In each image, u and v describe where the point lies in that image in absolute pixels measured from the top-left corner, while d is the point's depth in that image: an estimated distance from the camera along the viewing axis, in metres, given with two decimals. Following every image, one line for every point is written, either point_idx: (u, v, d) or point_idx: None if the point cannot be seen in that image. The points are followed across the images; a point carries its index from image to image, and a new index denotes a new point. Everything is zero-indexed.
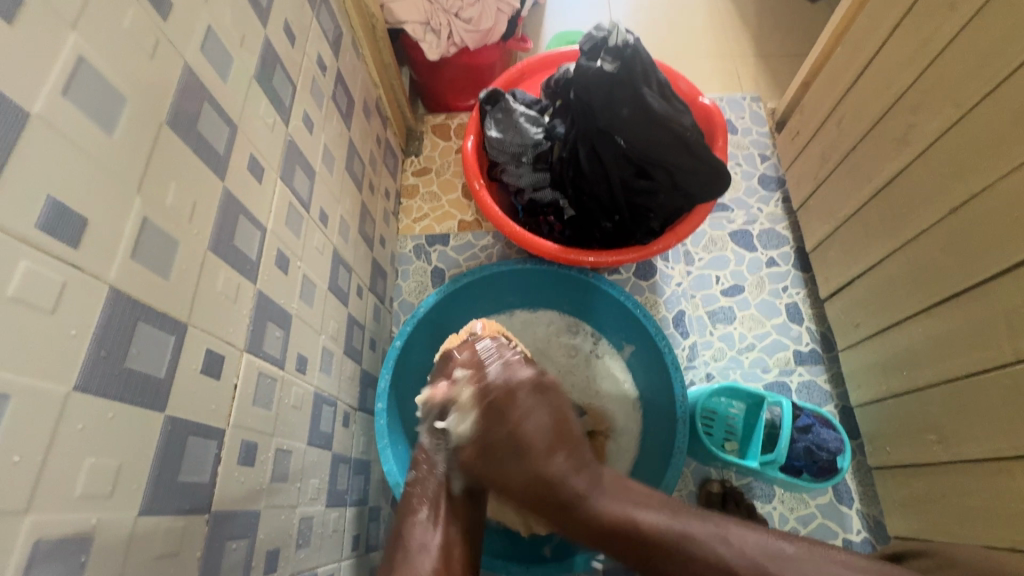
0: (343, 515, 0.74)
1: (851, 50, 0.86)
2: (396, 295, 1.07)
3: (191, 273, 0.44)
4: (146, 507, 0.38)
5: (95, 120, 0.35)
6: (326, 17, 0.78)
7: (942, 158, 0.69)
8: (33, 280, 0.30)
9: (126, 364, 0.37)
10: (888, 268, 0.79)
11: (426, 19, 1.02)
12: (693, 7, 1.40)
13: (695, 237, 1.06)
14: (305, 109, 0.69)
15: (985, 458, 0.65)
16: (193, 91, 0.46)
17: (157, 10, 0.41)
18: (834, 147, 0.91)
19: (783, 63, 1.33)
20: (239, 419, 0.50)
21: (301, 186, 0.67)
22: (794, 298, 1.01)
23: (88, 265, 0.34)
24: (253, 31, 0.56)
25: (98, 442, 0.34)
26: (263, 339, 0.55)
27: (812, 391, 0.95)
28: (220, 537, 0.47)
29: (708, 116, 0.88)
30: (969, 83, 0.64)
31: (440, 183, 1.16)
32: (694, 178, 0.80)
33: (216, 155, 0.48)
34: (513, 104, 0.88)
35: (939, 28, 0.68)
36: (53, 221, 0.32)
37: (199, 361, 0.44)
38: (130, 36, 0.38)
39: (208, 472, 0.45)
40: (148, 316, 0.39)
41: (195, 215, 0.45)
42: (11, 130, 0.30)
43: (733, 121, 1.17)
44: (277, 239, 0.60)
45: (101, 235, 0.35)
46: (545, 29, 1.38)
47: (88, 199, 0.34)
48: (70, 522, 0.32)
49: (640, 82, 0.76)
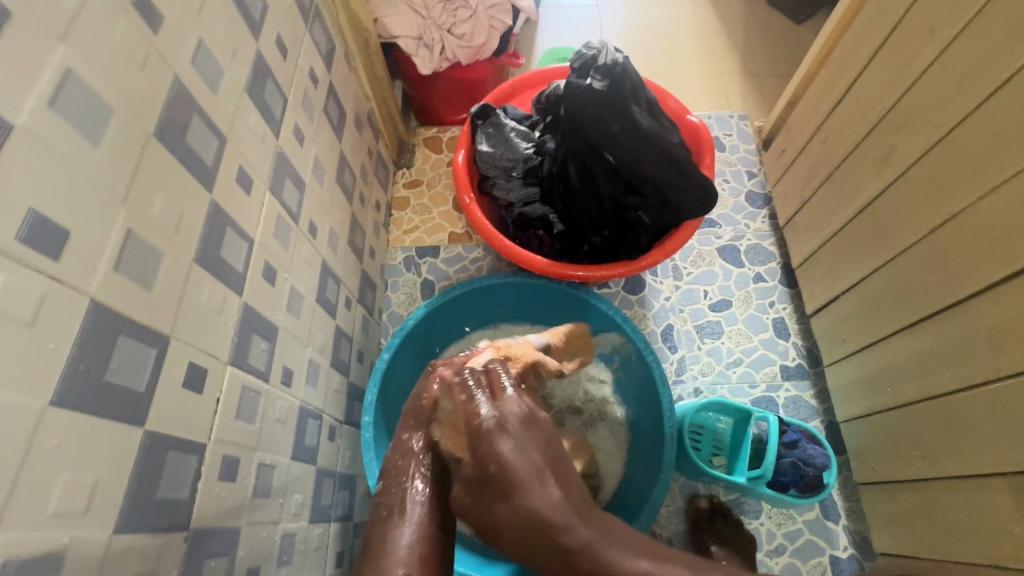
0: (327, 531, 0.73)
1: (834, 72, 0.88)
2: (386, 307, 1.07)
3: (175, 285, 0.44)
4: (122, 524, 0.37)
5: (80, 129, 0.35)
6: (319, 31, 0.78)
7: (923, 179, 0.70)
8: (12, 292, 0.30)
9: (106, 378, 0.36)
10: (871, 285, 0.81)
11: (419, 34, 1.03)
12: (681, 27, 1.43)
13: (684, 252, 1.07)
14: (296, 121, 0.70)
15: (967, 474, 0.66)
16: (182, 103, 0.46)
17: (148, 22, 0.41)
18: (818, 166, 0.92)
19: (770, 82, 1.35)
20: (221, 433, 0.49)
21: (291, 198, 0.67)
22: (780, 313, 1.02)
23: (69, 277, 0.33)
24: (245, 44, 0.56)
25: (74, 458, 0.33)
26: (248, 352, 0.55)
27: (798, 406, 0.95)
28: (199, 555, 0.45)
29: (696, 133, 0.89)
30: (948, 107, 0.66)
31: (431, 196, 1.17)
32: (683, 194, 0.80)
33: (204, 166, 0.48)
34: (505, 119, 0.89)
35: (918, 53, 0.70)
36: (35, 233, 0.31)
37: (181, 375, 0.44)
38: (119, 48, 0.38)
39: (187, 488, 0.44)
40: (129, 328, 0.38)
41: (181, 227, 0.45)
42: None
43: (721, 139, 1.19)
44: (265, 251, 0.59)
45: (84, 248, 0.35)
46: (537, 46, 1.40)
47: (69, 209, 0.34)
48: (42, 541, 0.31)
49: (629, 100, 0.77)
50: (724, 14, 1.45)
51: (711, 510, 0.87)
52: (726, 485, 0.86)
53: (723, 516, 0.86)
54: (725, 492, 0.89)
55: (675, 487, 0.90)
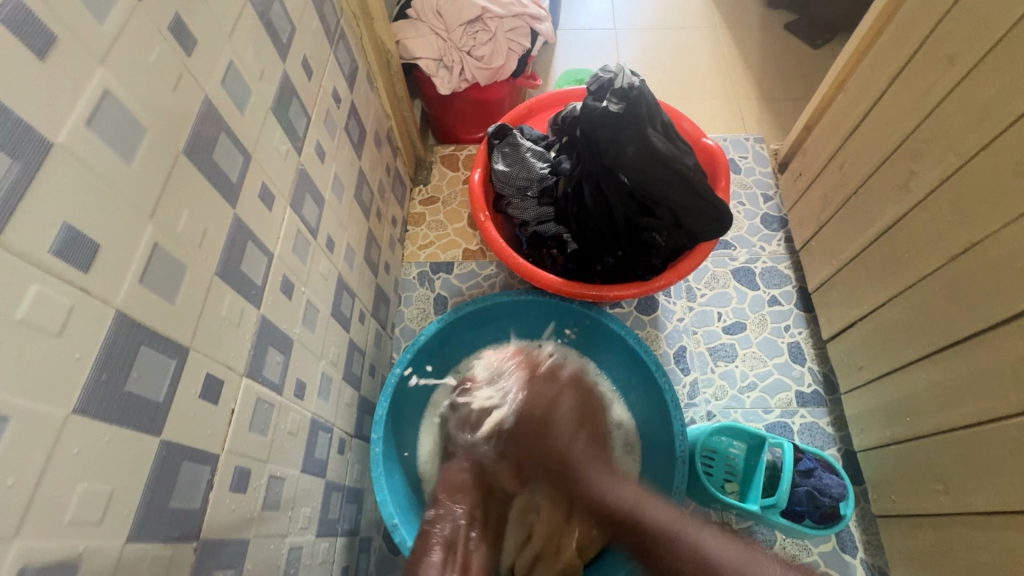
0: (333, 547, 0.73)
1: (851, 98, 0.88)
2: (398, 321, 1.07)
3: (197, 297, 0.45)
4: (135, 533, 0.37)
5: (114, 148, 0.36)
6: (344, 53, 0.81)
7: (942, 206, 0.70)
8: (43, 302, 0.31)
9: (125, 388, 0.37)
10: (888, 312, 0.79)
11: (440, 56, 1.06)
12: (698, 51, 1.45)
13: (698, 273, 1.07)
14: (318, 139, 0.72)
15: (992, 512, 0.63)
16: (211, 123, 0.48)
17: (182, 46, 0.43)
18: (835, 191, 0.92)
19: (786, 105, 1.36)
20: (235, 444, 0.50)
21: (310, 213, 0.69)
22: (796, 337, 1.01)
23: (95, 289, 0.34)
24: (272, 66, 0.59)
25: (92, 466, 0.34)
26: (263, 364, 0.56)
27: (814, 433, 0.93)
28: (208, 566, 0.46)
29: (711, 156, 0.89)
30: (968, 134, 0.66)
31: (446, 212, 1.18)
32: (697, 217, 0.80)
33: (229, 182, 0.50)
34: (521, 139, 0.91)
35: (936, 80, 0.70)
36: (67, 246, 0.32)
37: (198, 386, 0.45)
38: (155, 70, 0.40)
39: (199, 498, 0.44)
40: (150, 340, 0.39)
41: (205, 242, 0.46)
42: (33, 159, 0.31)
43: (736, 161, 1.20)
44: (283, 265, 0.61)
45: (113, 260, 0.36)
46: (554, 67, 1.43)
47: (100, 223, 0.35)
48: (59, 548, 0.32)
49: (645, 123, 0.78)
50: (740, 38, 1.47)
51: None
52: (739, 512, 0.84)
53: None
54: (738, 521, 0.87)
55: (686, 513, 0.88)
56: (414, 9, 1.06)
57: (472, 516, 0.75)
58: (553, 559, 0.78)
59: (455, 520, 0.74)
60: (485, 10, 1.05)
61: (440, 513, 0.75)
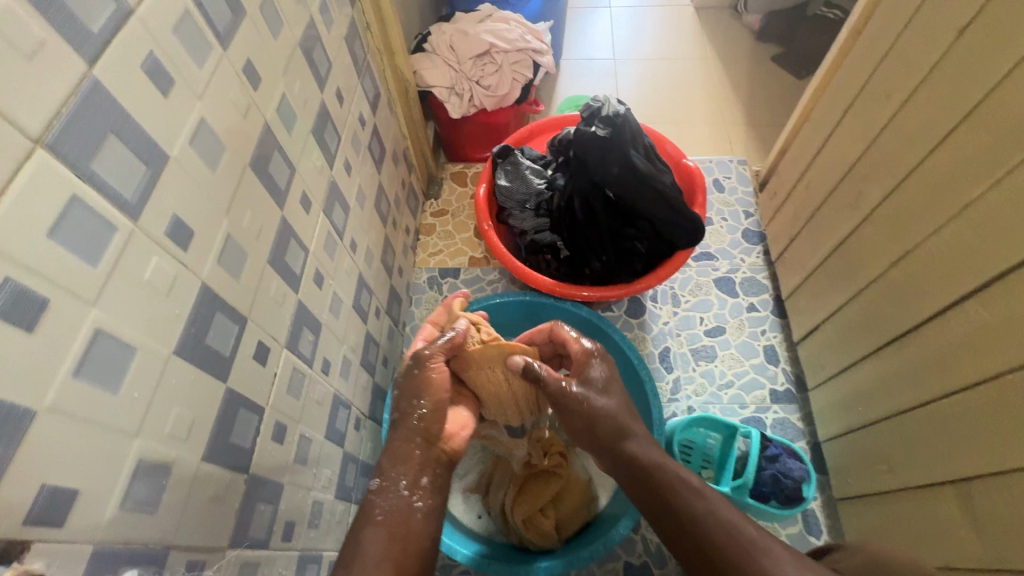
0: (348, 510, 0.83)
1: (815, 126, 1.00)
2: (409, 320, 1.19)
3: (254, 279, 0.56)
4: (206, 456, 0.48)
5: (206, 160, 0.48)
6: (369, 83, 0.94)
7: (884, 220, 0.80)
8: (159, 270, 0.42)
9: (205, 342, 0.48)
10: (845, 314, 0.89)
11: (452, 84, 1.19)
12: (690, 81, 1.58)
13: (682, 281, 1.17)
14: (346, 156, 0.84)
15: (925, 485, 0.72)
16: (268, 142, 0.60)
17: (251, 83, 0.56)
18: (802, 208, 1.03)
19: (769, 131, 1.47)
20: (276, 402, 0.61)
21: (338, 218, 0.81)
22: (771, 341, 1.10)
23: (190, 264, 0.46)
24: (313, 96, 0.71)
25: (182, 396, 0.45)
26: (299, 341, 0.67)
27: (785, 427, 1.02)
28: (253, 498, 0.56)
29: (690, 175, 1.01)
30: (902, 158, 0.77)
31: (455, 224, 1.30)
32: (674, 228, 0.92)
33: (279, 189, 0.62)
34: (522, 159, 1.03)
35: (879, 112, 0.81)
36: (175, 231, 0.44)
37: (252, 349, 0.56)
38: (233, 102, 0.53)
39: (249, 439, 0.55)
40: (222, 308, 0.51)
41: (261, 236, 0.58)
42: (160, 166, 0.42)
43: (720, 181, 1.31)
44: (316, 260, 0.73)
45: (201, 243, 0.48)
46: (557, 94, 1.56)
47: (195, 215, 0.47)
48: (160, 453, 0.43)
49: (629, 146, 0.90)
50: (728, 70, 1.59)
51: None
52: None
53: None
54: None
55: None
56: (430, 44, 1.20)
57: (417, 484, 0.60)
58: (542, 520, 0.86)
59: (401, 491, 0.59)
60: (493, 45, 1.19)
61: (384, 484, 0.60)
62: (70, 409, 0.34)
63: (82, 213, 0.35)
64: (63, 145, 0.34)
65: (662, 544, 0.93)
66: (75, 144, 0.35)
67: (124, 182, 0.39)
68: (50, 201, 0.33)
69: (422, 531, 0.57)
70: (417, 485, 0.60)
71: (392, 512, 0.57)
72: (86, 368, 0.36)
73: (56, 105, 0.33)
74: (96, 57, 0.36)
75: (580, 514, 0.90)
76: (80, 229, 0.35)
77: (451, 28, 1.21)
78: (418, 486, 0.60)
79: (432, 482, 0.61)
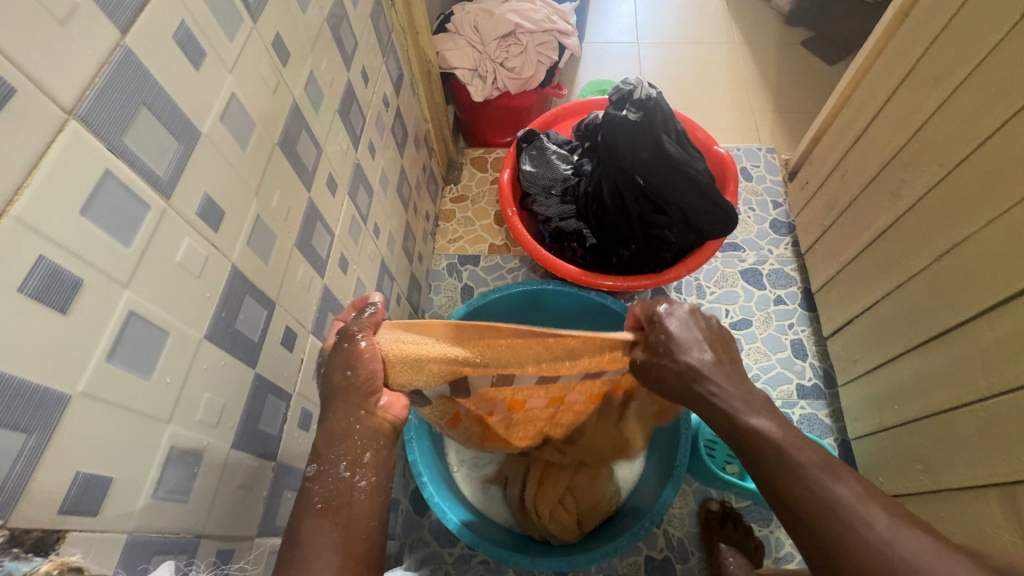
0: None
1: (855, 112, 0.95)
2: (428, 308, 1.17)
3: (282, 262, 0.55)
4: (236, 443, 0.47)
5: (236, 138, 0.46)
6: (392, 63, 0.91)
7: (929, 211, 0.77)
8: (191, 251, 0.41)
9: (235, 326, 0.47)
10: (882, 309, 0.86)
11: (475, 66, 1.16)
12: (717, 66, 1.53)
13: (707, 272, 1.14)
14: (370, 138, 0.82)
15: (965, 487, 0.70)
16: (296, 121, 0.58)
17: (280, 60, 0.54)
18: (837, 197, 0.99)
19: (799, 118, 1.43)
20: (303, 389, 0.60)
21: (362, 202, 0.79)
22: (799, 335, 1.07)
23: (221, 246, 0.44)
24: (339, 75, 0.69)
25: (212, 382, 0.44)
26: (324, 327, 0.65)
27: (813, 423, 0.99)
28: (280, 486, 0.55)
29: (721, 162, 0.97)
30: (952, 146, 0.73)
31: (475, 210, 1.28)
32: (705, 216, 0.89)
33: (306, 171, 0.60)
34: (547, 143, 1.00)
35: (927, 98, 0.78)
36: (206, 211, 0.42)
37: (280, 335, 0.55)
38: (262, 77, 0.50)
39: (276, 427, 0.54)
40: (251, 292, 0.49)
41: (288, 218, 0.56)
42: (190, 143, 0.41)
43: (749, 170, 1.27)
44: (341, 245, 0.71)
45: (231, 224, 0.46)
46: (579, 79, 1.52)
47: (225, 195, 0.45)
48: (191, 439, 0.41)
49: (660, 130, 0.87)
50: (757, 54, 1.54)
51: (722, 513, 0.92)
52: (738, 491, 0.91)
53: (734, 520, 0.91)
54: (737, 500, 0.94)
55: (688, 490, 0.96)
56: (454, 25, 1.17)
57: (360, 462, 0.48)
58: (562, 513, 0.86)
59: (341, 473, 0.47)
60: (518, 26, 1.16)
61: (321, 468, 0.47)
62: (105, 394, 0.33)
63: (115, 190, 0.34)
64: (97, 118, 0.32)
65: (684, 539, 0.92)
66: (108, 117, 0.33)
67: (156, 159, 0.37)
68: (85, 176, 0.31)
69: (367, 512, 0.46)
70: (360, 464, 0.47)
71: (334, 498, 0.46)
72: (120, 352, 0.34)
73: (89, 75, 0.32)
74: (129, 25, 0.34)
75: (601, 508, 0.88)
76: (112, 206, 0.33)
77: (475, 8, 1.17)
78: (361, 464, 0.47)
79: (377, 457, 0.48)
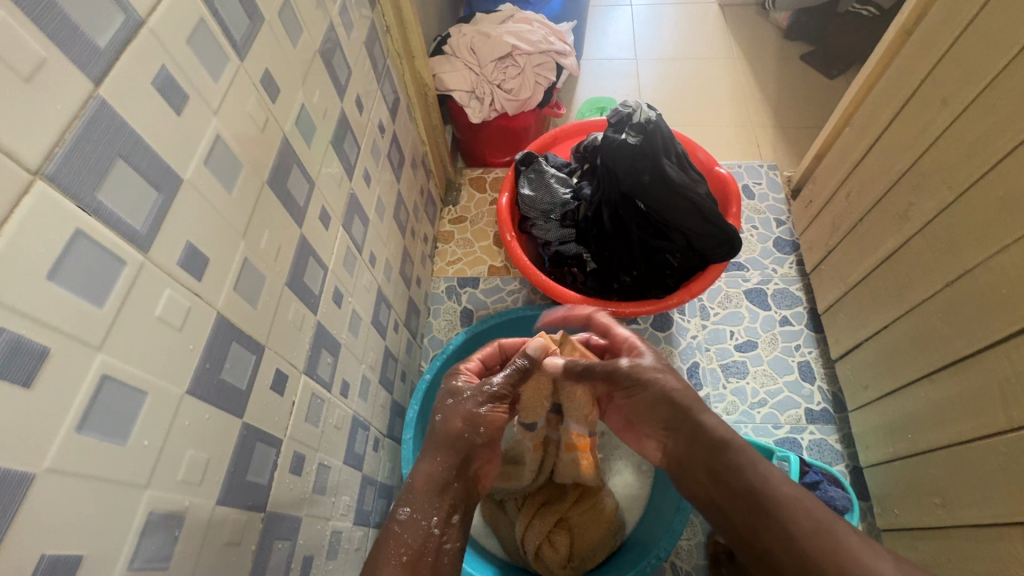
0: (367, 535, 0.78)
1: (859, 130, 0.94)
2: (427, 332, 1.15)
3: (272, 304, 0.53)
4: (222, 498, 0.45)
5: (222, 181, 0.45)
6: (388, 87, 0.90)
7: (940, 234, 0.75)
8: (172, 303, 0.39)
9: (221, 375, 0.45)
10: (893, 333, 0.84)
11: (472, 88, 1.15)
12: (716, 82, 1.52)
13: (711, 293, 1.11)
14: (366, 166, 0.80)
15: (987, 524, 0.68)
16: (287, 156, 0.56)
17: (269, 96, 0.52)
18: (842, 217, 0.97)
19: (799, 133, 1.41)
20: (294, 431, 0.57)
21: (357, 232, 0.77)
22: (806, 357, 1.04)
23: (205, 294, 0.42)
24: (332, 105, 0.68)
25: (196, 437, 0.42)
26: (317, 364, 0.63)
27: (823, 449, 0.96)
28: (270, 537, 0.53)
29: (724, 183, 0.96)
30: (962, 169, 0.71)
31: (474, 231, 1.26)
32: (708, 241, 0.87)
33: (298, 207, 0.59)
34: (546, 166, 0.99)
35: (933, 119, 0.76)
36: (188, 260, 0.41)
37: (270, 379, 0.52)
38: (251, 116, 0.49)
39: (266, 475, 0.52)
40: (239, 337, 0.47)
41: (279, 256, 0.54)
42: (172, 192, 0.39)
43: (751, 187, 1.25)
44: (335, 278, 0.69)
45: (216, 270, 0.44)
46: (578, 96, 1.51)
47: (210, 243, 0.43)
48: (172, 501, 0.39)
49: (661, 154, 0.85)
50: (757, 69, 1.53)
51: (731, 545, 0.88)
52: None
53: None
54: None
55: (696, 521, 0.92)
56: (451, 47, 1.17)
57: (448, 522, 0.57)
58: (550, 552, 0.80)
59: (432, 529, 0.55)
60: (515, 47, 1.15)
61: (412, 516, 0.55)
62: (73, 466, 0.31)
63: (86, 249, 0.32)
64: (67, 175, 0.31)
65: (692, 572, 0.89)
66: (80, 173, 0.32)
67: (133, 212, 0.36)
68: (52, 238, 0.30)
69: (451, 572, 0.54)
70: (449, 525, 0.56)
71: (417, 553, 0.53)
72: (92, 419, 0.33)
73: (59, 131, 0.30)
74: (104, 75, 0.33)
75: (603, 543, 0.84)
76: (83, 266, 0.32)
77: (472, 30, 1.17)
78: (450, 524, 0.57)
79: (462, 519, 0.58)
